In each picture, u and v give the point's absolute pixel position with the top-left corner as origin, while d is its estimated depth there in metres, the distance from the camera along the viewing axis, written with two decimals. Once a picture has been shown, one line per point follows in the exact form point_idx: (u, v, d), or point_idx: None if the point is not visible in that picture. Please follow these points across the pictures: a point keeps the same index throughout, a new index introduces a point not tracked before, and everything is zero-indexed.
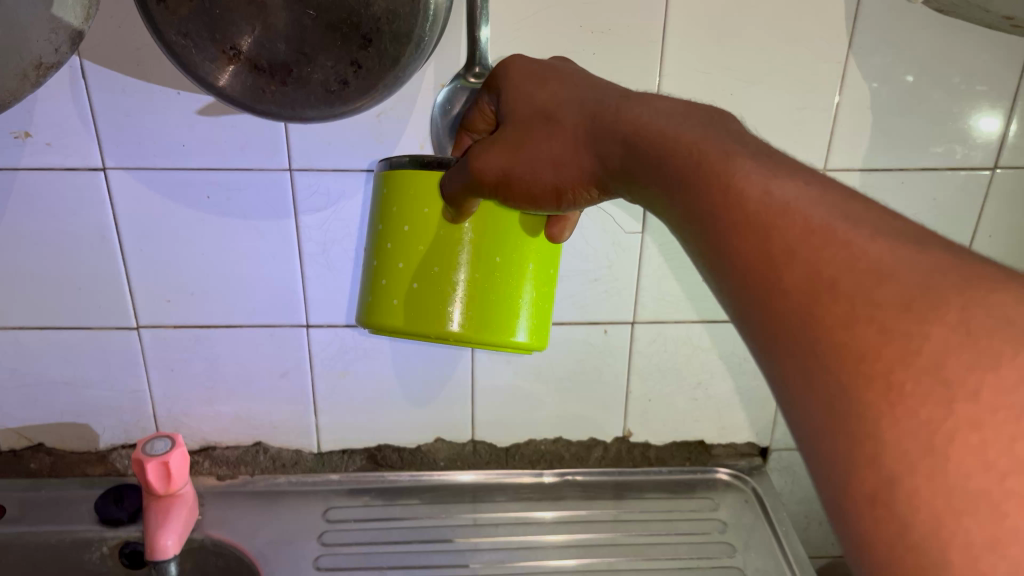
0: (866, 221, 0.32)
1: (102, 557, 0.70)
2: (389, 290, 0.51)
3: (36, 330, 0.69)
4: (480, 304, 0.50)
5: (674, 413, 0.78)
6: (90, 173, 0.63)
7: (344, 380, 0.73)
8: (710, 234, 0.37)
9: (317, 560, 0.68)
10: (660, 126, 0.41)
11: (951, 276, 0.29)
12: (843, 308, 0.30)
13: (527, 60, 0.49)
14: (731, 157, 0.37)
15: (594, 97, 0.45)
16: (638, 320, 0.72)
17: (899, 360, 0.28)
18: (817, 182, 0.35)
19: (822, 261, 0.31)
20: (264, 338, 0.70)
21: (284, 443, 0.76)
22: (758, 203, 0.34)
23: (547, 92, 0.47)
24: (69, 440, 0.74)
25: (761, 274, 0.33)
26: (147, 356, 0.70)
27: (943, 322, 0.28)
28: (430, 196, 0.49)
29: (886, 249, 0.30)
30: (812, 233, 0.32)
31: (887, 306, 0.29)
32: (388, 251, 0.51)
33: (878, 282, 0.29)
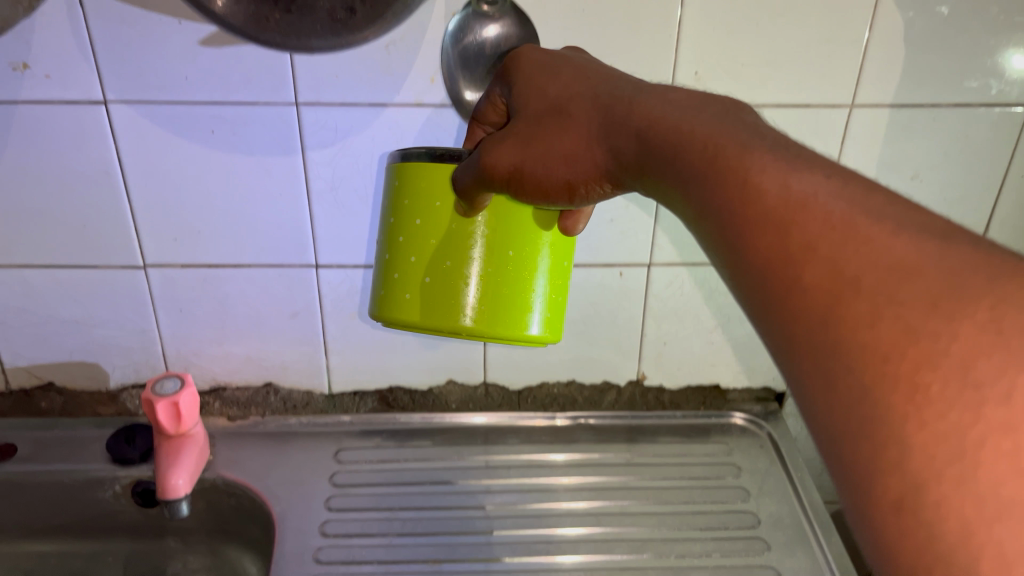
0: (891, 216, 0.31)
1: (115, 495, 0.70)
2: (401, 284, 0.50)
3: (42, 269, 0.68)
4: (492, 297, 0.49)
5: (690, 357, 0.76)
6: (92, 107, 0.61)
7: (354, 321, 0.72)
8: (726, 230, 0.35)
9: (328, 501, 0.68)
10: (674, 117, 0.40)
11: (979, 270, 0.28)
12: (867, 308, 0.29)
13: (538, 49, 0.48)
14: (749, 152, 0.36)
15: (609, 88, 0.44)
16: (654, 263, 0.70)
17: (925, 360, 0.27)
18: (837, 175, 0.33)
19: (844, 261, 0.30)
20: (274, 279, 0.69)
21: (295, 384, 0.76)
22: (777, 197, 0.33)
23: (559, 81, 0.45)
24: (79, 379, 0.74)
25: (779, 273, 0.32)
26: (155, 295, 0.69)
27: (972, 322, 0.27)
28: (442, 189, 0.47)
29: (911, 247, 0.29)
30: (833, 229, 0.31)
31: (912, 305, 0.28)
32: (400, 244, 0.50)
33: (903, 280, 0.28)
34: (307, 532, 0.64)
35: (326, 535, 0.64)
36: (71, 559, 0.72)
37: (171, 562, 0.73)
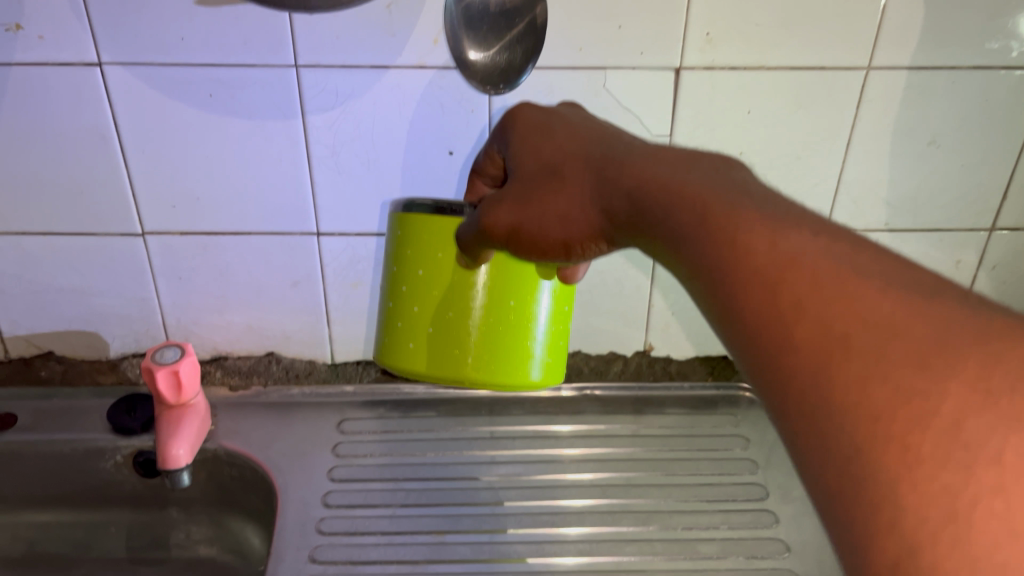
0: (881, 274, 0.28)
1: (116, 465, 0.70)
2: (405, 333, 0.51)
3: (40, 236, 0.66)
4: (494, 347, 0.50)
5: (698, 327, 0.75)
6: (86, 69, 0.59)
7: (357, 291, 0.71)
8: (713, 283, 0.33)
9: (331, 471, 0.67)
10: (663, 172, 0.38)
11: (971, 327, 0.26)
12: (855, 369, 0.26)
13: (537, 109, 0.48)
14: (738, 209, 0.33)
15: (601, 144, 0.43)
16: None
17: (915, 421, 0.25)
18: (825, 232, 0.31)
19: (831, 321, 0.27)
20: (274, 246, 0.68)
21: (297, 353, 0.75)
22: (765, 253, 0.31)
23: (554, 141, 0.45)
24: (79, 349, 0.73)
25: (767, 335, 0.30)
26: (154, 263, 0.68)
27: (961, 379, 0.24)
28: (444, 242, 0.48)
29: (899, 305, 0.27)
30: (820, 285, 0.28)
31: (901, 362, 0.25)
32: (404, 295, 0.51)
33: (892, 337, 0.26)
34: (309, 503, 0.64)
35: (328, 506, 0.63)
36: (74, 529, 0.72)
37: (174, 532, 0.73)
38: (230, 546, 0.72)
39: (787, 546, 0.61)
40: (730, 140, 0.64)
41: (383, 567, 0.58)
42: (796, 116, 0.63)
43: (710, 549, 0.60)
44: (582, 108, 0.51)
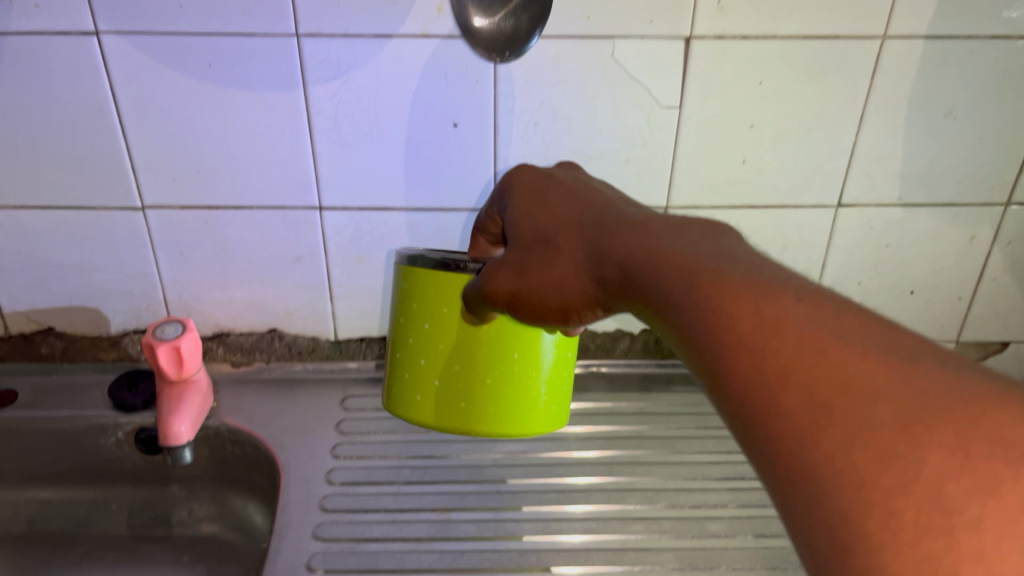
0: (862, 334, 0.27)
1: (118, 442, 0.69)
2: (412, 385, 0.49)
3: (38, 210, 0.65)
4: (499, 400, 0.48)
5: None
6: (82, 39, 0.58)
7: (360, 266, 0.70)
8: (694, 340, 0.31)
9: (334, 448, 0.67)
10: (652, 234, 0.37)
11: (952, 388, 0.24)
12: (837, 436, 0.25)
13: (536, 170, 0.47)
14: (723, 268, 0.32)
15: (599, 210, 0.42)
16: (672, 206, 0.67)
17: (897, 488, 0.23)
18: (808, 293, 0.29)
19: (813, 387, 0.26)
20: (276, 220, 0.67)
21: (300, 331, 0.74)
22: (749, 315, 0.29)
23: (549, 206, 0.44)
24: (79, 325, 0.72)
25: (750, 401, 0.28)
26: (154, 238, 0.67)
27: (941, 443, 0.23)
28: (450, 296, 0.46)
29: (880, 368, 0.25)
30: (801, 346, 0.27)
31: (881, 427, 0.24)
32: (410, 346, 0.49)
33: (873, 400, 0.24)
34: (312, 480, 0.63)
35: (332, 483, 0.63)
36: (75, 507, 0.71)
37: (176, 510, 0.72)
38: (231, 524, 0.71)
39: None
40: (741, 112, 0.63)
41: (387, 544, 0.57)
42: (809, 87, 0.62)
43: (718, 527, 0.60)
44: (581, 170, 0.50)
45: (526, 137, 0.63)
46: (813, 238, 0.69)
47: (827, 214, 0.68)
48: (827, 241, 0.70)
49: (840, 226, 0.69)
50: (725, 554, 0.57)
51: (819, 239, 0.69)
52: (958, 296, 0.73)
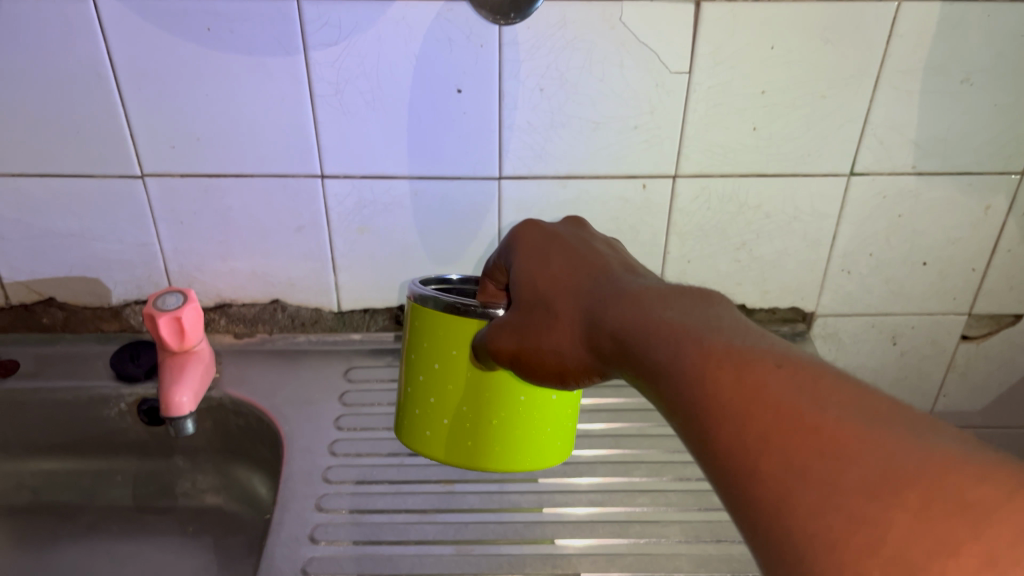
0: (839, 400, 0.27)
1: (121, 413, 0.69)
2: (422, 421, 0.46)
3: (37, 178, 0.64)
4: (506, 440, 0.46)
5: (715, 275, 0.73)
6: (78, 2, 0.57)
7: (363, 236, 0.69)
8: (676, 405, 0.31)
9: (338, 420, 0.66)
10: (644, 298, 0.36)
11: (920, 454, 0.24)
12: (810, 501, 0.25)
13: (540, 226, 0.45)
14: (706, 332, 0.32)
15: (599, 274, 0.40)
16: (680, 174, 0.66)
17: (864, 551, 0.23)
18: (790, 359, 0.29)
19: (790, 453, 0.26)
20: (277, 189, 0.66)
21: (303, 301, 0.73)
22: (731, 378, 0.29)
23: (549, 266, 0.42)
24: (81, 295, 0.71)
25: (732, 468, 0.28)
26: (154, 207, 0.66)
27: (905, 505, 0.23)
28: (460, 340, 0.43)
29: (851, 432, 0.25)
30: (778, 412, 0.27)
31: (850, 490, 0.24)
32: (420, 383, 0.46)
33: (844, 464, 0.24)
34: (315, 451, 0.63)
35: (335, 455, 0.62)
36: (80, 478, 0.71)
37: (180, 481, 0.72)
38: (236, 495, 0.71)
39: None
40: (752, 77, 0.61)
41: (391, 516, 0.57)
42: (822, 51, 0.60)
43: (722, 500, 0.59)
44: (587, 224, 0.47)
45: (531, 103, 0.62)
46: (824, 208, 0.68)
47: (840, 183, 0.67)
48: (839, 212, 0.68)
49: (852, 196, 0.67)
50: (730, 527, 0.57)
51: (830, 209, 0.68)
52: (971, 268, 0.72)
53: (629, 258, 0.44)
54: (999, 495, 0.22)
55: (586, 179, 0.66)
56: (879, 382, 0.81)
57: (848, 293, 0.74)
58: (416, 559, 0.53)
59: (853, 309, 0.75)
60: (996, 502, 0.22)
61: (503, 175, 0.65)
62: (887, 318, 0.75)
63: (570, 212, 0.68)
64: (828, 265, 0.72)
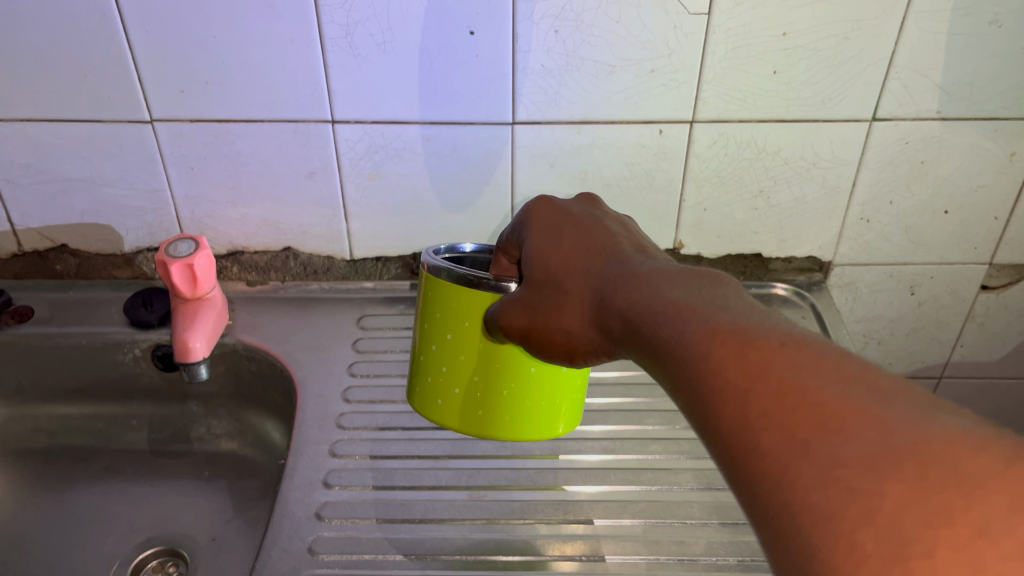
0: (840, 375, 0.26)
1: (135, 359, 0.69)
2: (433, 389, 0.46)
3: (45, 123, 0.64)
4: (516, 410, 0.45)
5: (731, 224, 0.71)
6: None
7: (374, 182, 0.68)
8: (680, 381, 0.30)
9: (351, 366, 0.66)
10: (651, 276, 0.35)
11: (918, 427, 0.24)
12: (809, 476, 0.24)
13: (552, 204, 0.44)
14: (712, 308, 0.31)
15: (609, 253, 0.39)
16: (698, 120, 0.64)
17: (860, 521, 0.23)
18: (793, 337, 0.29)
19: (790, 427, 0.26)
20: (289, 134, 0.65)
21: (315, 250, 0.73)
22: (735, 354, 0.29)
23: (560, 244, 0.41)
24: (93, 242, 0.71)
25: (734, 443, 0.27)
26: (164, 152, 0.66)
27: (901, 476, 0.23)
28: (472, 311, 0.42)
29: (851, 407, 0.25)
30: (782, 390, 0.27)
31: (849, 462, 0.23)
32: (432, 352, 0.45)
33: (844, 438, 0.24)
34: (329, 398, 0.63)
35: (348, 401, 0.62)
36: (95, 422, 0.72)
37: (195, 427, 0.72)
38: (250, 440, 0.71)
39: None
40: (773, 18, 0.59)
41: (404, 461, 0.57)
42: None
43: None
44: (600, 201, 0.47)
45: (546, 45, 0.60)
46: (845, 154, 0.66)
47: (861, 128, 0.65)
48: (860, 158, 0.67)
49: (874, 142, 0.66)
50: None
51: (851, 155, 0.67)
52: (993, 217, 0.71)
53: (641, 236, 0.43)
54: (994, 468, 0.22)
55: (602, 124, 0.65)
56: (896, 333, 0.80)
57: (867, 242, 0.73)
58: (429, 504, 0.53)
59: (871, 259, 0.74)
60: (990, 474, 0.22)
61: (516, 120, 0.64)
62: (906, 268, 0.74)
63: (585, 158, 0.67)
64: (847, 213, 0.71)
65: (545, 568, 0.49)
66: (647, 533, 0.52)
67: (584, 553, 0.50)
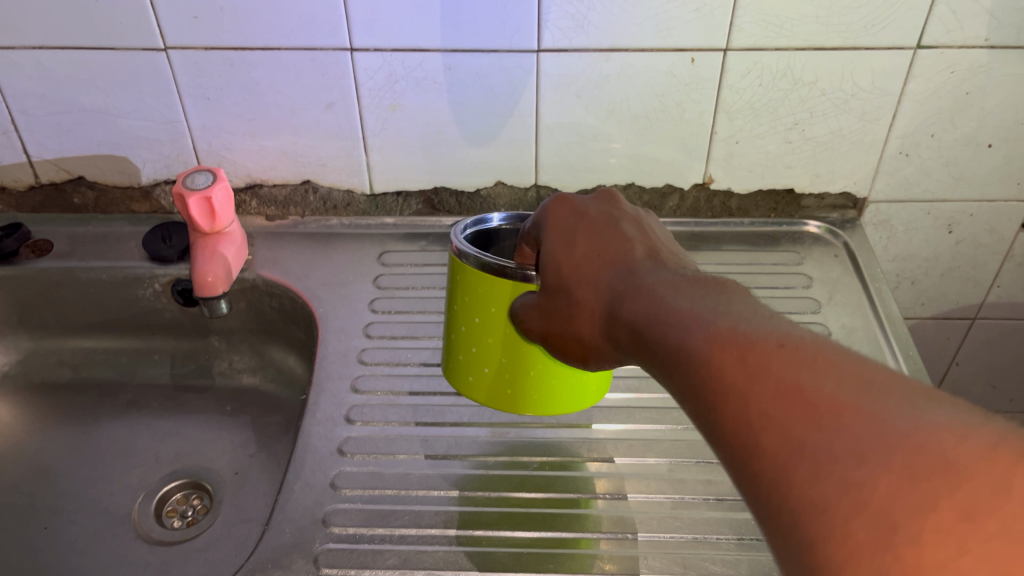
0: (835, 370, 0.25)
1: (155, 294, 0.69)
2: (464, 367, 0.45)
3: (57, 51, 0.62)
4: (545, 388, 0.44)
5: (765, 157, 0.69)
6: None
7: (395, 114, 0.66)
8: (681, 381, 0.29)
9: (372, 303, 0.65)
10: (657, 279, 0.33)
11: (909, 418, 0.23)
12: (802, 472, 0.24)
13: (571, 205, 0.39)
14: (715, 308, 0.30)
15: (620, 264, 0.36)
16: (732, 48, 0.62)
17: (852, 513, 0.22)
18: (791, 336, 0.27)
19: (786, 424, 0.25)
20: (306, 64, 0.63)
21: (335, 183, 0.71)
22: (733, 354, 0.27)
23: (573, 250, 0.37)
24: (110, 175, 0.70)
25: (733, 443, 0.26)
26: (179, 82, 0.64)
27: (890, 465, 0.22)
28: (499, 298, 0.40)
29: (845, 402, 0.24)
30: (777, 388, 0.26)
31: (841, 455, 0.23)
32: (462, 334, 0.44)
33: (836, 432, 0.23)
34: (350, 333, 0.62)
35: (369, 337, 0.62)
36: (118, 356, 0.72)
37: (217, 361, 0.72)
38: (272, 375, 0.71)
39: None
40: None
41: (427, 398, 0.56)
42: None
43: None
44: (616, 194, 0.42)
45: None
46: (885, 84, 0.63)
47: (904, 56, 0.62)
48: (902, 88, 0.64)
49: (917, 71, 0.63)
50: None
51: (893, 85, 0.63)
52: None
53: (661, 241, 0.39)
54: (980, 451, 0.22)
55: (633, 52, 0.62)
56: (930, 273, 0.78)
57: (905, 178, 0.70)
58: (451, 441, 0.53)
59: (909, 196, 0.71)
60: (976, 458, 0.22)
61: (541, 48, 0.62)
62: (944, 205, 0.72)
63: (613, 88, 0.64)
64: (886, 146, 0.68)
65: (588, 507, 0.48)
66: (670, 472, 0.51)
67: (609, 491, 0.50)
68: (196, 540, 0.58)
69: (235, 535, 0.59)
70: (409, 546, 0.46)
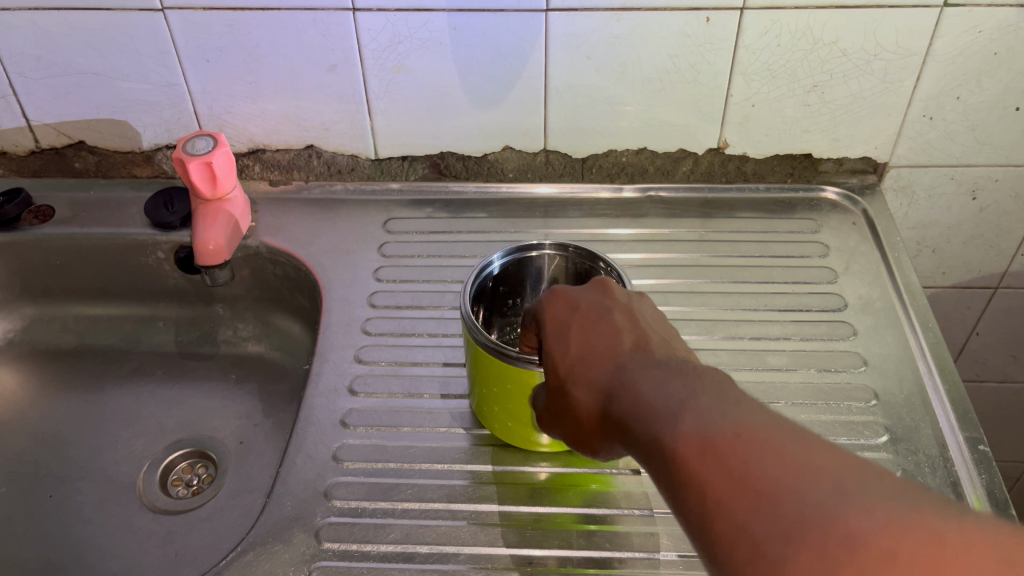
0: (780, 456, 0.26)
1: (159, 261, 0.68)
2: (490, 416, 0.48)
3: (52, 12, 0.60)
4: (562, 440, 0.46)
5: (782, 121, 0.66)
6: None
7: (399, 76, 0.64)
8: (652, 468, 0.30)
9: (377, 272, 0.64)
10: (638, 360, 0.33)
11: (833, 498, 0.24)
12: (743, 553, 0.25)
13: (565, 299, 0.38)
14: (685, 392, 0.30)
15: (608, 355, 0.34)
16: (749, 6, 0.59)
17: None
18: (752, 423, 0.28)
19: (735, 509, 0.26)
20: (308, 23, 0.61)
21: (339, 148, 0.70)
22: (693, 444, 0.28)
23: (567, 346, 0.36)
24: (111, 139, 0.69)
25: (691, 526, 0.27)
26: (177, 45, 0.62)
27: (809, 544, 0.24)
28: (511, 375, 0.43)
29: (783, 487, 0.25)
30: (728, 475, 0.26)
31: (773, 536, 0.24)
32: (484, 393, 0.46)
33: (771, 516, 0.25)
34: (354, 302, 0.61)
35: (373, 307, 0.61)
36: (122, 324, 0.72)
37: (221, 329, 0.71)
38: (277, 343, 0.70)
39: (864, 359, 0.55)
40: None
41: (430, 368, 0.55)
42: None
43: (782, 360, 0.55)
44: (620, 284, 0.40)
45: None
46: (910, 44, 0.61)
47: (931, 14, 0.59)
48: (927, 49, 0.61)
49: (943, 30, 0.60)
50: (787, 390, 0.53)
51: (917, 45, 0.61)
52: None
53: (658, 328, 0.37)
54: (885, 529, 0.23)
55: (646, 11, 0.60)
56: (952, 241, 0.75)
57: (928, 142, 0.68)
58: (455, 413, 0.52)
59: (931, 160, 0.69)
60: (878, 535, 0.23)
61: (551, 7, 0.59)
62: (968, 170, 0.69)
63: (625, 48, 0.62)
64: (909, 109, 0.65)
65: (607, 483, 0.47)
66: None
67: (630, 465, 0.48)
68: (201, 510, 0.58)
69: (240, 505, 0.58)
70: (411, 520, 0.45)
